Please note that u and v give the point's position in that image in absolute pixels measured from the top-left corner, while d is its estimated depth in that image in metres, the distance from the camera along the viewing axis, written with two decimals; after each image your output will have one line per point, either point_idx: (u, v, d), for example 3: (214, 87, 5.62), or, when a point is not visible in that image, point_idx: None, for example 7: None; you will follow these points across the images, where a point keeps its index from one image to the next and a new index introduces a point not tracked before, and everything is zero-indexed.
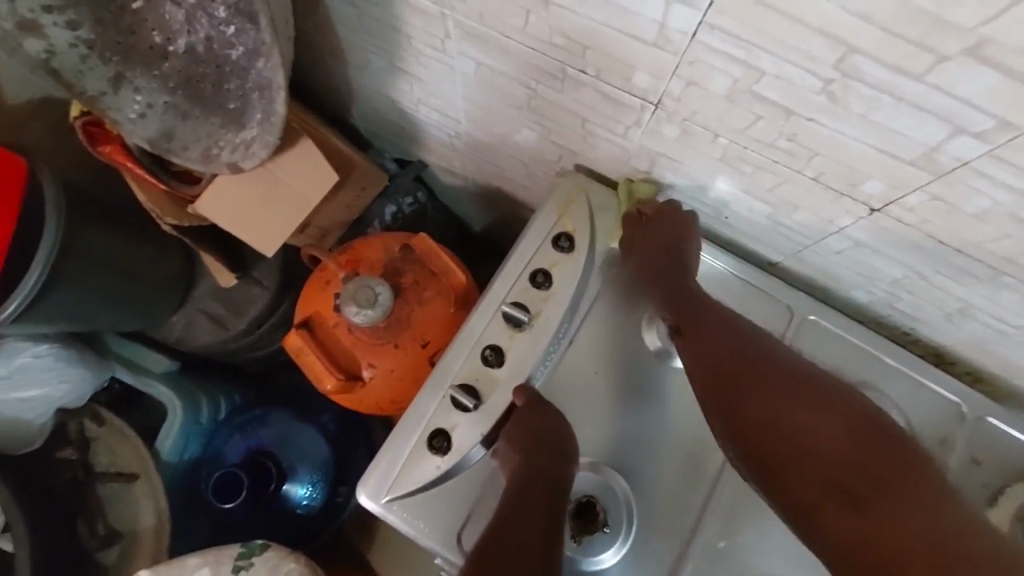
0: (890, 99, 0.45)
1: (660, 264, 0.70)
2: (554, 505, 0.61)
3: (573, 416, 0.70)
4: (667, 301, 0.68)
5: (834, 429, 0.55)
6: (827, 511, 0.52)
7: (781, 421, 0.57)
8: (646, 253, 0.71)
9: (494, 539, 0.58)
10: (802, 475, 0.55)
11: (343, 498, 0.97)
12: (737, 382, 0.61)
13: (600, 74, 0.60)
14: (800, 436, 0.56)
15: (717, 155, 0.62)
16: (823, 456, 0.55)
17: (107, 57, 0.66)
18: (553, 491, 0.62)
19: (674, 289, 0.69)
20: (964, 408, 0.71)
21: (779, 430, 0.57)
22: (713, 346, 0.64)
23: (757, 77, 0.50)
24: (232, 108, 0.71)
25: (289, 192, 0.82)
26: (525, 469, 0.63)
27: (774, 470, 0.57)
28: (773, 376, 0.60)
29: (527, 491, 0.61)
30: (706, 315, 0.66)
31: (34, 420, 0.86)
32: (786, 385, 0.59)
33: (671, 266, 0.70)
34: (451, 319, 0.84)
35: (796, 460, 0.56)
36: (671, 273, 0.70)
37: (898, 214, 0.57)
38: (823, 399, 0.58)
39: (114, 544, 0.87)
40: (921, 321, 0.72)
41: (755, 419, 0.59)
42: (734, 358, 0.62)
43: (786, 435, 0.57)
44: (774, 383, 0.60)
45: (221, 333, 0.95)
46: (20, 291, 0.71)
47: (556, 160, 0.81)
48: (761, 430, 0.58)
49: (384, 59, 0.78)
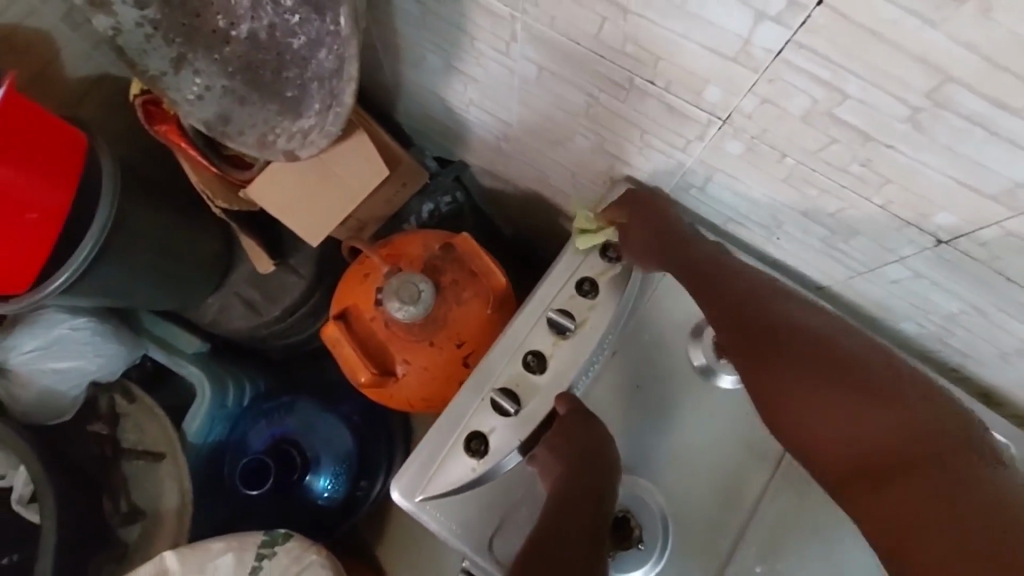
0: (982, 131, 0.45)
1: (680, 237, 0.67)
2: (599, 524, 0.58)
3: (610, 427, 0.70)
4: (694, 273, 0.64)
5: (884, 405, 0.49)
6: (869, 498, 0.47)
7: (807, 393, 0.53)
8: (643, 227, 0.68)
9: (535, 545, 0.55)
10: (844, 458, 0.50)
11: (363, 492, 0.97)
12: (767, 355, 0.56)
13: (669, 86, 0.59)
14: (842, 413, 0.51)
15: (781, 175, 0.61)
16: (869, 434, 0.49)
17: (171, 39, 0.68)
18: (595, 506, 0.60)
19: (695, 258, 0.65)
20: (1013, 449, 0.69)
21: (816, 406, 0.52)
22: (739, 315, 0.59)
23: (840, 100, 0.49)
24: (290, 95, 0.71)
25: (338, 183, 0.82)
26: (570, 479, 0.61)
27: (816, 450, 0.52)
28: (807, 345, 0.55)
29: (568, 501, 0.60)
30: (735, 283, 0.62)
31: (67, 393, 0.85)
32: (806, 356, 0.54)
33: (688, 237, 0.67)
34: (488, 321, 0.83)
35: (839, 439, 0.50)
36: (689, 243, 0.66)
37: (967, 247, 0.55)
38: (858, 368, 0.52)
39: (136, 522, 0.86)
40: (972, 358, 0.71)
41: (787, 393, 0.54)
42: (762, 328, 0.57)
43: (827, 410, 0.51)
44: (809, 354, 0.54)
45: (255, 319, 0.95)
46: (70, 265, 0.72)
47: (605, 170, 0.80)
48: (794, 406, 0.53)
49: (441, 58, 0.78)
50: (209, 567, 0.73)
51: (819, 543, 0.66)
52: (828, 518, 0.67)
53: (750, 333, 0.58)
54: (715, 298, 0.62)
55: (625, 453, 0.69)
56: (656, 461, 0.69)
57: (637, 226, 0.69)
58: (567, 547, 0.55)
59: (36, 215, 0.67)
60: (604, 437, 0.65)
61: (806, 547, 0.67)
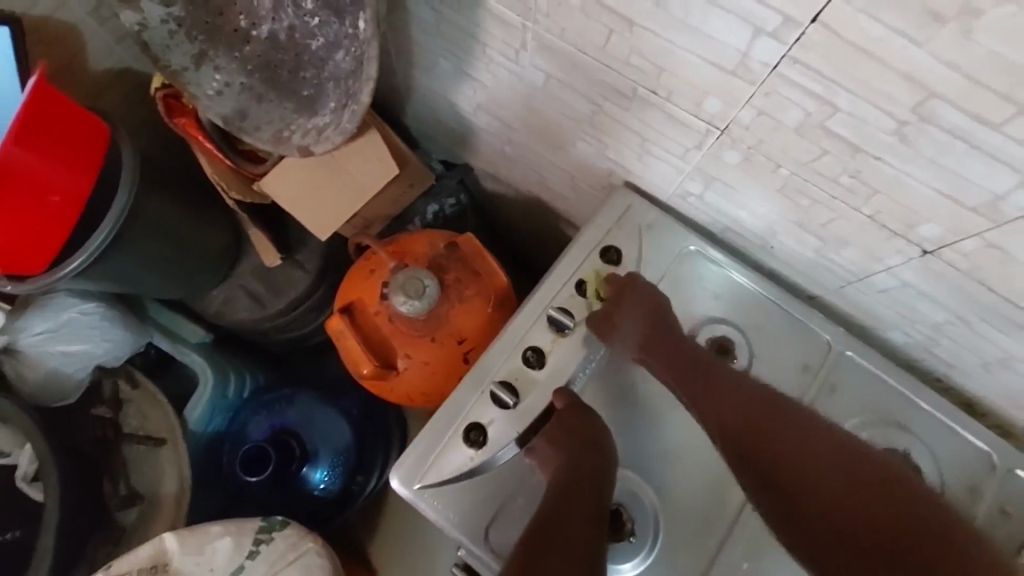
0: (963, 145, 0.47)
1: (661, 321, 0.71)
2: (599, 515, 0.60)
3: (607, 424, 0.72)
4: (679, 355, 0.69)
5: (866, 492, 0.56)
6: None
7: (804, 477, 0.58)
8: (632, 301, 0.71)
9: (539, 532, 0.57)
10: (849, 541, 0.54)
11: (359, 487, 0.98)
12: (766, 446, 0.61)
13: (670, 96, 0.62)
14: (837, 498, 0.56)
15: (776, 185, 0.64)
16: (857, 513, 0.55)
17: (194, 35, 0.71)
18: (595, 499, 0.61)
19: (683, 354, 0.69)
20: (995, 458, 0.71)
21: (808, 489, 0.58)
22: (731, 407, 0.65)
23: (831, 113, 0.52)
24: (305, 94, 0.74)
25: (350, 180, 0.85)
26: (572, 468, 0.63)
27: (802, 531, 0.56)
28: (797, 439, 0.61)
29: (570, 485, 0.61)
30: (728, 381, 0.67)
31: (74, 376, 0.87)
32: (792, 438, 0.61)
33: (666, 318, 0.71)
34: (489, 319, 0.85)
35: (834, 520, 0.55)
36: (675, 333, 0.71)
37: (951, 258, 0.58)
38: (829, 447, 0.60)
39: (134, 506, 0.88)
40: (955, 368, 0.74)
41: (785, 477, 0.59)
42: (762, 419, 0.63)
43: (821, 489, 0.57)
44: (797, 445, 0.61)
45: (259, 311, 0.97)
46: (85, 251, 0.74)
47: (606, 176, 0.83)
48: (790, 489, 0.58)
49: (452, 64, 0.81)
50: (207, 549, 0.74)
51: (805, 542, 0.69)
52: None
53: (750, 422, 0.63)
54: (699, 389, 0.67)
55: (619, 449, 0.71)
56: (650, 458, 0.71)
57: (633, 312, 0.71)
58: (575, 533, 0.57)
59: (59, 199, 0.69)
60: (603, 430, 0.68)
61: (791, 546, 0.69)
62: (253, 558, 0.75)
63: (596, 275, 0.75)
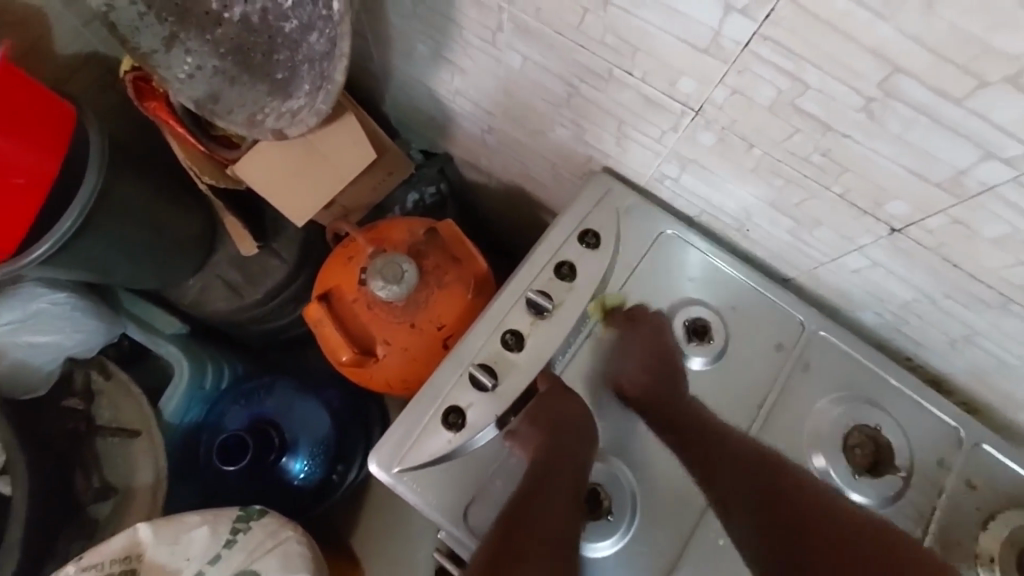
0: (927, 120, 0.48)
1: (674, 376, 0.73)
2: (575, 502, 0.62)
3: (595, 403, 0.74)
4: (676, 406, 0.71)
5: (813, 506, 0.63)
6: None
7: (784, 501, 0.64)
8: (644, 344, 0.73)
9: (512, 519, 0.59)
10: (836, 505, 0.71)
11: (338, 477, 0.96)
12: (786, 441, 0.73)
13: (646, 77, 0.62)
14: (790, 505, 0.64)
15: (750, 165, 0.64)
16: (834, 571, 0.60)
17: (164, 17, 0.70)
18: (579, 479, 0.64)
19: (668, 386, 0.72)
20: (962, 434, 0.74)
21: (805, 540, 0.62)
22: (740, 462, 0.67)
23: (802, 90, 0.52)
24: (279, 77, 0.73)
25: (327, 165, 0.84)
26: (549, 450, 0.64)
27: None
28: (784, 513, 0.64)
29: (550, 463, 0.63)
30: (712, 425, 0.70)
31: (41, 367, 0.86)
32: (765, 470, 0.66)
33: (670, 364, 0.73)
34: (470, 305, 0.85)
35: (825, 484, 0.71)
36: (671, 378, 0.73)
37: (917, 236, 0.59)
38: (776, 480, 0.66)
39: (108, 498, 0.86)
40: (924, 347, 0.75)
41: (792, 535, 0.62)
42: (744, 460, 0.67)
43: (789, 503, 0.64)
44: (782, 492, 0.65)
45: (236, 301, 0.95)
46: (50, 236, 0.73)
47: (585, 162, 0.83)
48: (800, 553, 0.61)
49: (430, 48, 0.80)
50: (182, 539, 0.73)
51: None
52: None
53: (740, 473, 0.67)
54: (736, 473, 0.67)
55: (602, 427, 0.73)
56: (630, 438, 0.72)
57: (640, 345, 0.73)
58: (548, 515, 0.59)
59: (24, 180, 0.67)
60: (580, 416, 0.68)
61: None
62: (230, 547, 0.73)
63: (602, 300, 0.75)
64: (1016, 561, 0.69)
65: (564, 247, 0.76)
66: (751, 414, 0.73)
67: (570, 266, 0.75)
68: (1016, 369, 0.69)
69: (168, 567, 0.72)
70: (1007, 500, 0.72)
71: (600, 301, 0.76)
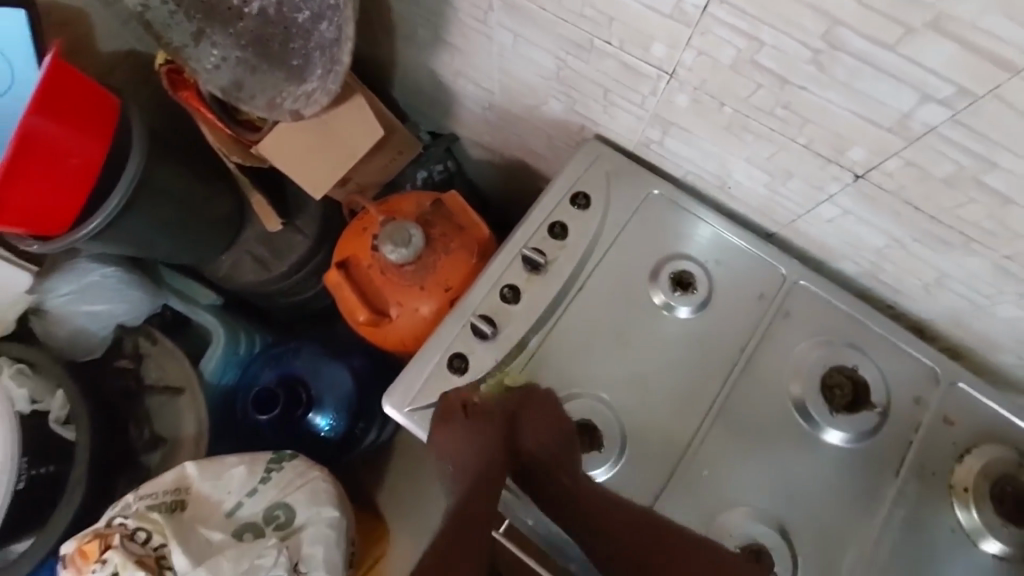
0: (870, 69, 0.53)
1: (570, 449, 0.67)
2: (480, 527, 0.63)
3: (594, 352, 0.78)
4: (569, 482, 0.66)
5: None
6: None
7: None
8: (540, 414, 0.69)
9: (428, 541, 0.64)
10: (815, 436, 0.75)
11: (359, 433, 1.05)
12: (775, 382, 0.78)
13: (623, 45, 0.68)
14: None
15: (723, 124, 0.70)
16: None
17: (192, 15, 0.79)
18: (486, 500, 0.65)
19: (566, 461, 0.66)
20: (939, 372, 0.78)
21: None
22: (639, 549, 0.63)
23: (758, 48, 0.58)
24: (294, 64, 0.81)
25: (340, 142, 0.92)
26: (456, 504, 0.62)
27: (774, 430, 0.76)
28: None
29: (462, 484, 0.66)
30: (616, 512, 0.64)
31: (96, 332, 0.99)
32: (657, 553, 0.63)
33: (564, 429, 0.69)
34: (473, 269, 0.92)
35: (807, 419, 0.76)
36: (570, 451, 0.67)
37: (879, 180, 0.64)
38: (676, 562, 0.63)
39: (157, 448, 0.98)
40: (902, 293, 0.79)
41: None
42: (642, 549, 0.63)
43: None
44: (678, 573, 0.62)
45: (265, 274, 1.04)
46: (99, 216, 0.83)
47: (578, 131, 0.88)
48: None
49: (431, 32, 0.88)
50: (224, 475, 0.83)
51: (742, 454, 0.75)
52: (751, 437, 0.76)
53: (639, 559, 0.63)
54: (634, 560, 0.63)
55: (605, 374, 0.77)
56: (625, 383, 0.77)
57: (533, 421, 0.68)
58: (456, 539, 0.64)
59: (79, 161, 0.77)
60: (498, 431, 0.68)
61: (746, 461, 0.75)
62: (265, 483, 0.82)
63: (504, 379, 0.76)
64: (988, 489, 0.73)
65: (555, 209, 0.82)
66: (739, 356, 0.78)
67: (562, 226, 0.82)
68: (989, 309, 0.73)
69: (212, 497, 0.81)
70: (983, 435, 0.76)
71: (593, 255, 0.81)
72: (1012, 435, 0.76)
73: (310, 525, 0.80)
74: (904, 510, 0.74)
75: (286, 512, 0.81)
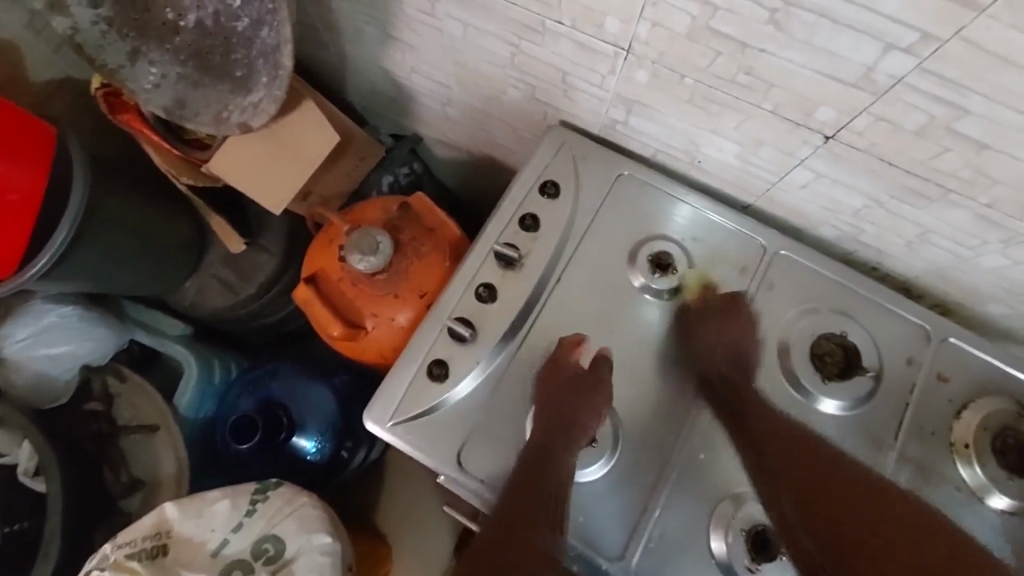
0: (828, 23, 0.52)
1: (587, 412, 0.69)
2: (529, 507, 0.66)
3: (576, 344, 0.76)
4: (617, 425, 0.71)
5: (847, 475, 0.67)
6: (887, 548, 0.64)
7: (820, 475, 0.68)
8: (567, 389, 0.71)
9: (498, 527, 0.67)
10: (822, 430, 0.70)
11: (347, 454, 1.02)
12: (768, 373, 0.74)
13: (575, 25, 0.66)
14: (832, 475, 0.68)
15: (686, 97, 0.68)
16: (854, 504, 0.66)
17: (125, 33, 0.71)
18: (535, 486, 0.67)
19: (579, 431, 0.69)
20: (928, 330, 0.77)
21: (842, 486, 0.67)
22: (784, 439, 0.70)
23: (713, 13, 0.56)
24: (239, 75, 0.78)
25: (295, 153, 0.88)
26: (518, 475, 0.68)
27: (780, 433, 0.70)
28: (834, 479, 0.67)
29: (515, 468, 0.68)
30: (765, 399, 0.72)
31: (59, 377, 0.96)
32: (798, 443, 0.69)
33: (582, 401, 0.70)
34: (447, 271, 0.89)
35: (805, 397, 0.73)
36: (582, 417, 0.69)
37: (850, 139, 0.62)
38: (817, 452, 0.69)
39: (137, 491, 0.94)
40: (884, 253, 0.78)
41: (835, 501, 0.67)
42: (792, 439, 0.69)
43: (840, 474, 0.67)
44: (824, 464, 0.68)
45: (233, 297, 1.00)
46: (47, 254, 0.78)
47: (541, 119, 0.86)
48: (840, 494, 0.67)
49: (377, 28, 0.84)
50: (206, 512, 0.79)
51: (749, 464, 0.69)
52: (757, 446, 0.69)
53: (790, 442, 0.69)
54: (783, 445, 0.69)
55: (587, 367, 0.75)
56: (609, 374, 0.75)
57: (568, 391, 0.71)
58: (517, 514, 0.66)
59: (17, 196, 0.72)
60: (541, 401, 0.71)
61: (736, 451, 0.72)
62: (251, 516, 0.79)
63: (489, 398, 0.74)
64: (991, 443, 0.71)
65: (524, 201, 0.80)
66: (737, 339, 0.75)
67: (534, 216, 0.79)
68: (974, 261, 0.72)
69: (195, 538, 0.78)
70: (979, 389, 0.75)
71: (566, 245, 0.79)
72: (1008, 386, 0.75)
73: (302, 555, 0.76)
74: (908, 471, 0.72)
75: (275, 544, 0.77)
